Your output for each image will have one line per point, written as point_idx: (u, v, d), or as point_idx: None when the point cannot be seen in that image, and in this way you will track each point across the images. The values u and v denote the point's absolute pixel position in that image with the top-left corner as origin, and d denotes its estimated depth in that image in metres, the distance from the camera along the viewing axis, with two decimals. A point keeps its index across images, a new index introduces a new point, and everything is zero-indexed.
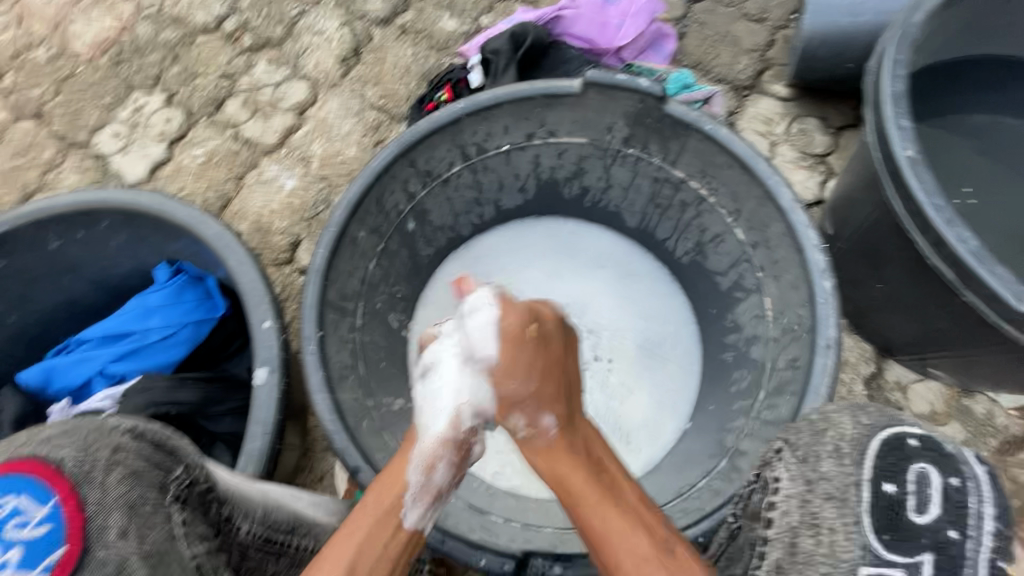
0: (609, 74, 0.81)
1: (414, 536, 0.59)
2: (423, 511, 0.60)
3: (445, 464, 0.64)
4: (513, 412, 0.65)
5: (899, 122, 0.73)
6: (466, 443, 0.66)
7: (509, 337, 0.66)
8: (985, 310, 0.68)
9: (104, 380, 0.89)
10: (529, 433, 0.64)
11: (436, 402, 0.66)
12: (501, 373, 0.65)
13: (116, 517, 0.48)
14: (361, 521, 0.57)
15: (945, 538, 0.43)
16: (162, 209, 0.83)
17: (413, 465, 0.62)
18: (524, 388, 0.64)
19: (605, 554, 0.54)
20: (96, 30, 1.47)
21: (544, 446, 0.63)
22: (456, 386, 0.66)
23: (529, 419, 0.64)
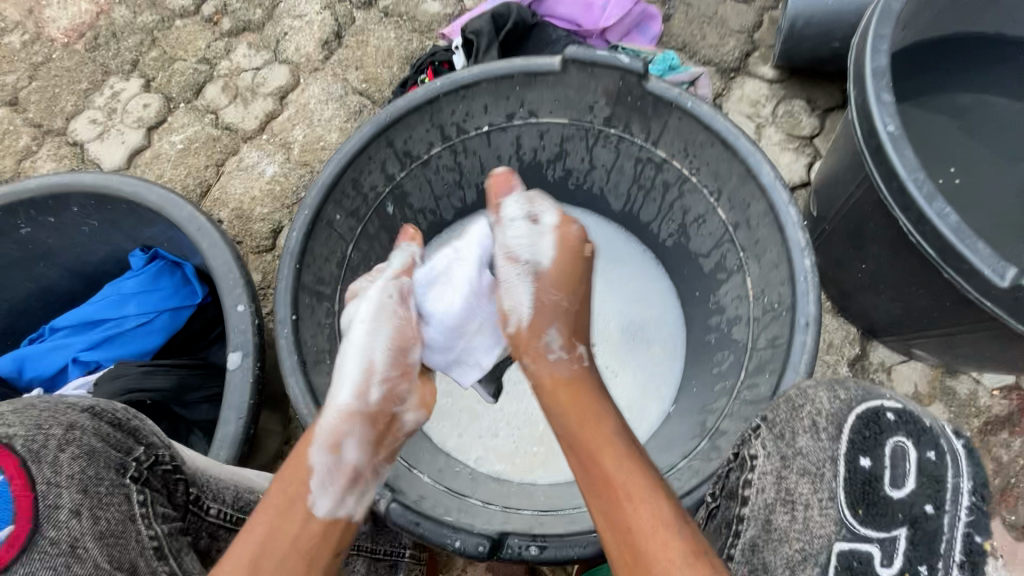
0: (589, 51, 0.80)
1: (330, 522, 0.56)
2: (336, 494, 0.57)
3: (355, 443, 0.60)
4: (548, 327, 0.69)
5: (881, 97, 0.72)
6: (380, 418, 0.62)
7: (566, 244, 0.71)
8: (965, 287, 0.67)
9: (79, 367, 0.88)
10: (560, 355, 0.68)
11: (337, 380, 0.63)
12: (549, 281, 0.69)
13: (69, 496, 0.47)
14: (262, 516, 0.55)
15: (922, 512, 0.51)
16: (134, 192, 0.81)
17: (316, 447, 0.59)
18: (562, 301, 0.70)
19: (624, 495, 0.55)
20: (71, 15, 1.43)
21: (568, 370, 0.67)
22: (349, 361, 0.63)
23: (564, 341, 0.68)
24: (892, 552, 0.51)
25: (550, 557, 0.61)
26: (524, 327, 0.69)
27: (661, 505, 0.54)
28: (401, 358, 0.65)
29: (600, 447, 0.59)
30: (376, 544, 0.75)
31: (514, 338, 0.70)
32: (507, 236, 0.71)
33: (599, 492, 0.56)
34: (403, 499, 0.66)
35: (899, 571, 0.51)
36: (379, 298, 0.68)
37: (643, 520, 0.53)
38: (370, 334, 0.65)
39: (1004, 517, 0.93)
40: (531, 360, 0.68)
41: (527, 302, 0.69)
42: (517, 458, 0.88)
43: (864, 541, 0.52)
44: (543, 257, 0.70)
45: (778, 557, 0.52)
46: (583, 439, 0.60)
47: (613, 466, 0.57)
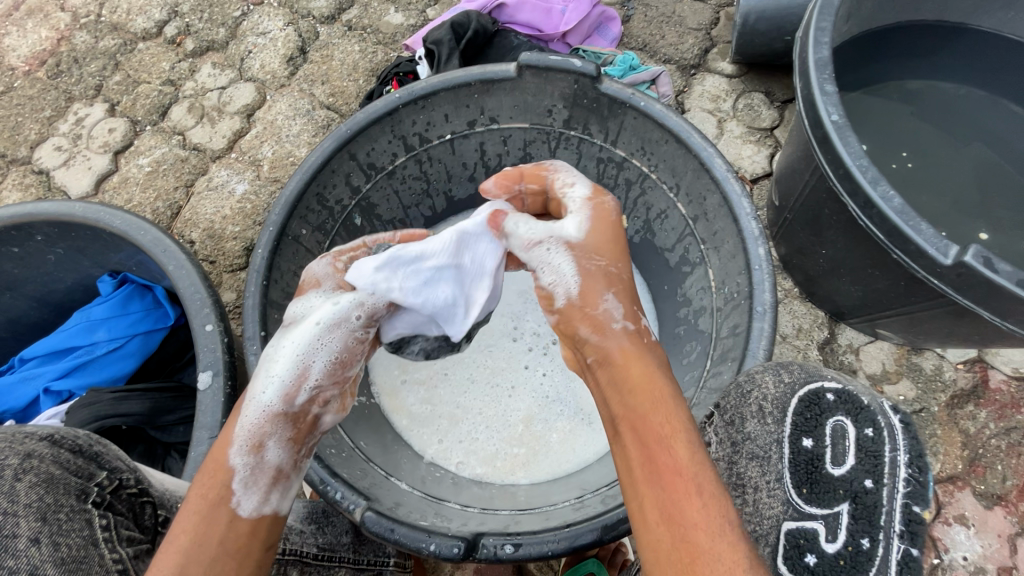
0: (542, 55, 0.81)
1: (257, 519, 0.54)
2: (259, 495, 0.55)
3: (277, 443, 0.58)
4: (604, 294, 0.60)
5: (825, 88, 0.74)
6: (301, 418, 0.60)
7: (606, 219, 0.66)
8: (914, 267, 0.70)
9: (51, 397, 0.87)
10: (625, 326, 0.59)
11: (265, 377, 0.60)
12: (587, 248, 0.63)
13: (27, 525, 0.47)
14: (179, 530, 0.52)
15: (861, 486, 0.56)
16: (96, 218, 0.81)
17: (237, 448, 0.56)
18: (608, 266, 0.62)
19: (694, 486, 0.48)
20: (32, 43, 1.42)
21: (625, 345, 0.57)
22: (285, 361, 0.60)
23: (628, 312, 0.60)
24: (837, 528, 0.56)
25: (526, 553, 0.62)
26: (575, 297, 0.61)
27: (718, 500, 0.48)
28: (342, 371, 0.63)
29: (670, 433, 0.50)
30: (358, 554, 0.75)
31: (565, 312, 0.61)
32: (517, 233, 0.67)
33: (664, 481, 0.49)
34: (378, 507, 0.66)
35: (844, 545, 0.55)
36: (338, 313, 0.64)
37: (707, 512, 0.47)
38: (321, 337, 0.62)
39: (974, 487, 0.95)
40: (589, 331, 0.59)
41: (570, 270, 0.62)
42: (499, 460, 0.88)
43: (810, 519, 0.57)
44: (571, 228, 0.65)
45: None
46: (642, 418, 0.52)
47: (684, 453, 0.49)
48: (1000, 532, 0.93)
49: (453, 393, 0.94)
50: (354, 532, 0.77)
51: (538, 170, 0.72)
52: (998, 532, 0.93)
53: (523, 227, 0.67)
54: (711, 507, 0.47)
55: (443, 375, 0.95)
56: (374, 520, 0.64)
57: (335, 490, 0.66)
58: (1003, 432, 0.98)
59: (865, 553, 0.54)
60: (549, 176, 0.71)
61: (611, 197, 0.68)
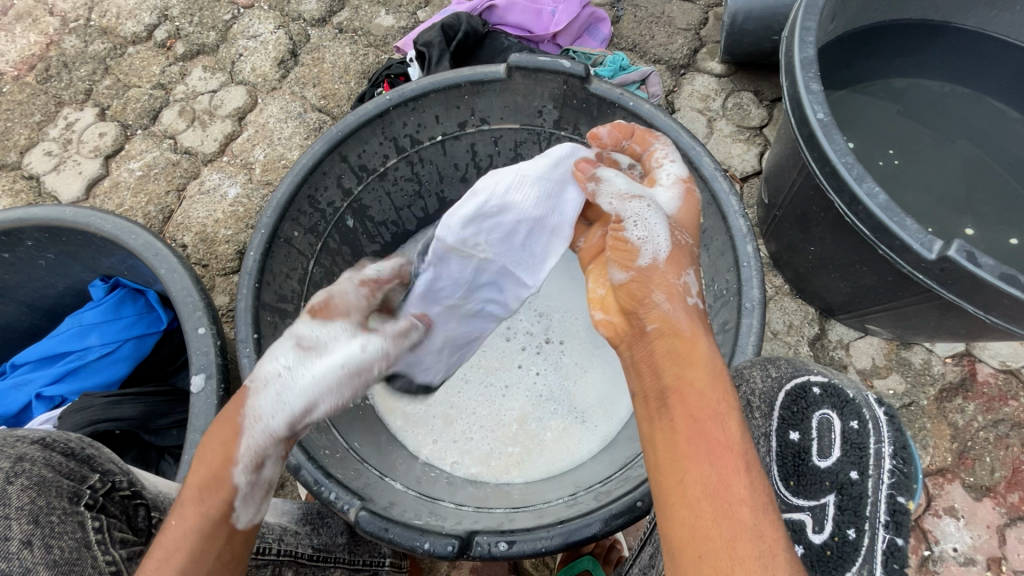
0: (532, 57, 0.82)
1: (250, 530, 0.56)
2: (257, 507, 0.56)
3: (276, 461, 0.57)
4: (687, 270, 0.59)
5: (810, 87, 0.75)
6: (297, 438, 0.59)
7: (691, 199, 0.66)
8: (899, 262, 0.71)
9: (43, 403, 0.87)
10: (697, 303, 0.58)
11: (279, 404, 0.55)
12: (680, 221, 0.64)
13: (19, 528, 0.46)
14: (171, 549, 0.51)
15: (847, 478, 0.56)
16: (87, 223, 0.81)
17: (242, 466, 0.54)
18: (692, 247, 0.61)
19: (745, 462, 0.49)
20: (21, 48, 1.42)
21: (690, 320, 0.56)
22: (303, 392, 0.56)
23: (701, 292, 0.59)
24: (823, 519, 0.56)
25: (520, 550, 0.62)
26: (661, 261, 0.59)
27: (763, 482, 0.49)
28: (346, 403, 0.60)
29: (724, 412, 0.51)
30: (353, 555, 0.76)
31: (645, 271, 0.59)
32: (609, 187, 0.69)
33: (716, 455, 0.49)
34: (372, 507, 0.67)
35: (830, 536, 0.55)
36: (364, 360, 0.58)
37: (755, 491, 0.48)
38: (336, 381, 0.57)
39: (963, 479, 0.96)
40: (664, 297, 0.57)
41: (664, 234, 0.60)
42: (494, 459, 0.89)
43: (797, 511, 0.58)
44: (666, 198, 0.66)
45: None
46: (695, 393, 0.52)
47: (737, 434, 0.50)
48: (989, 523, 0.94)
49: (447, 393, 0.94)
50: (350, 533, 0.78)
51: (647, 136, 0.74)
52: (988, 523, 0.94)
53: (611, 183, 0.69)
54: (756, 488, 0.48)
55: None
56: (368, 519, 0.64)
57: (330, 491, 0.66)
58: (990, 424, 0.99)
59: (851, 544, 0.53)
60: (654, 143, 0.73)
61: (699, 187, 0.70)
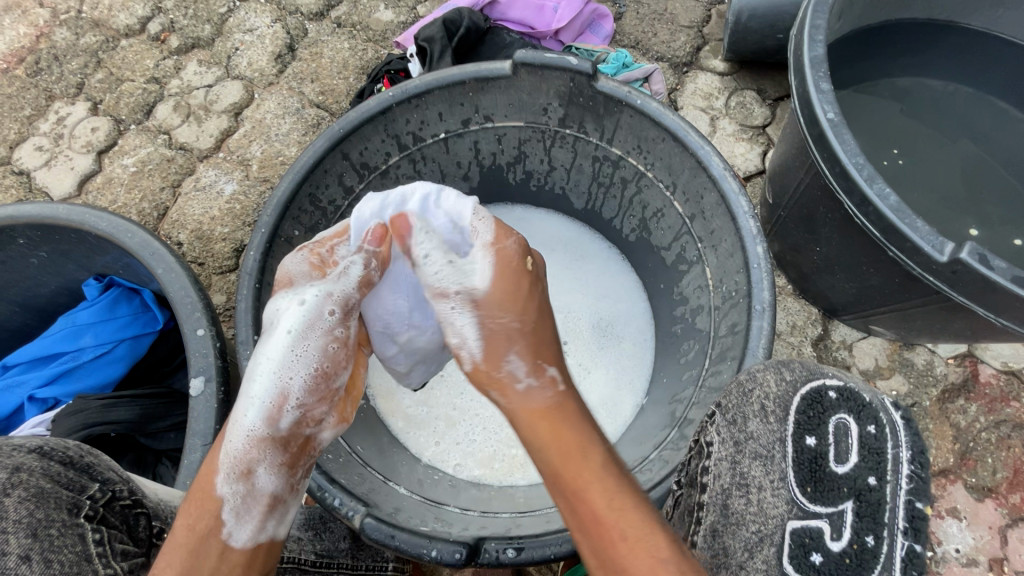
0: (538, 53, 0.80)
1: (252, 550, 0.54)
2: (253, 524, 0.54)
3: (269, 468, 0.56)
4: (506, 357, 0.63)
5: (820, 87, 0.75)
6: (293, 442, 0.58)
7: (508, 265, 0.65)
8: (909, 264, 0.70)
9: (36, 406, 0.85)
10: (529, 385, 0.61)
11: (245, 399, 0.57)
12: (492, 306, 0.64)
13: (17, 542, 0.44)
14: (172, 547, 0.51)
15: (865, 484, 0.55)
16: (82, 221, 0.79)
17: (225, 475, 0.55)
18: (513, 324, 0.63)
19: (618, 533, 0.51)
20: (10, 40, 1.38)
21: (537, 399, 0.61)
22: (263, 379, 0.57)
23: (529, 367, 0.62)
24: (842, 526, 0.55)
25: (528, 557, 0.61)
26: (480, 361, 0.63)
27: (646, 538, 0.50)
28: (326, 382, 0.60)
29: (585, 485, 0.54)
30: (356, 560, 0.75)
31: (472, 374, 0.64)
32: (426, 274, 0.67)
33: (590, 532, 0.52)
34: (377, 513, 0.65)
35: (849, 543, 0.54)
36: (308, 313, 0.60)
37: (637, 557, 0.50)
38: (296, 345, 0.59)
39: (965, 480, 0.96)
40: (499, 394, 0.63)
41: (472, 332, 0.64)
42: (497, 461, 0.88)
43: (815, 518, 0.55)
44: (477, 281, 0.65)
45: (737, 541, 0.55)
46: (558, 471, 0.55)
47: (603, 503, 0.53)
48: (991, 524, 0.94)
49: (449, 394, 0.93)
50: (352, 538, 0.77)
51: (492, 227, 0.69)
52: (989, 524, 0.94)
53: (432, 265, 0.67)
54: (638, 551, 0.50)
55: (438, 378, 0.94)
56: (374, 526, 0.63)
57: (334, 497, 0.65)
58: (992, 425, 0.99)
59: (871, 551, 0.53)
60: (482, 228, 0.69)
61: (514, 240, 0.68)
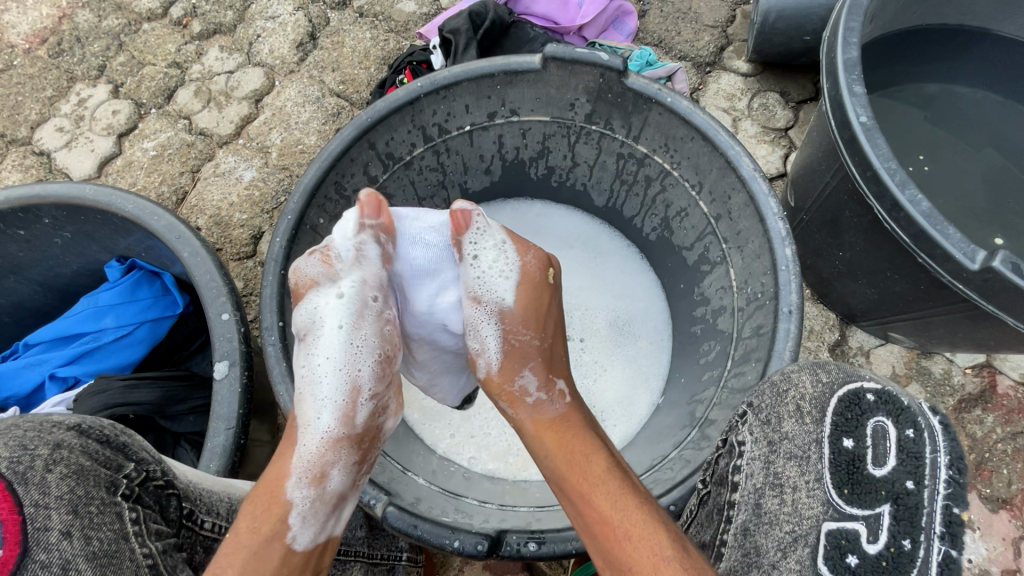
0: (569, 48, 0.80)
1: (314, 551, 0.55)
2: (318, 526, 0.55)
3: (341, 470, 0.57)
4: (519, 372, 0.64)
5: (854, 90, 0.74)
6: (366, 439, 0.59)
7: (530, 283, 0.65)
8: (939, 271, 0.70)
9: (57, 384, 0.85)
10: (538, 398, 0.63)
11: (315, 402, 0.58)
12: (516, 321, 0.64)
13: (59, 518, 0.46)
14: (236, 546, 0.52)
15: (903, 488, 0.51)
16: (108, 202, 0.79)
17: (294, 480, 0.55)
18: (532, 341, 0.64)
19: (621, 533, 0.52)
20: (33, 20, 1.39)
21: (541, 417, 0.62)
22: (334, 379, 0.58)
23: (541, 382, 0.63)
24: (878, 530, 0.51)
25: (550, 551, 0.61)
26: (495, 372, 0.64)
27: (655, 534, 0.52)
28: (390, 367, 0.61)
29: (590, 491, 0.55)
30: (373, 548, 0.76)
31: (485, 384, 0.66)
32: (472, 274, 0.65)
33: (596, 535, 0.54)
34: (399, 502, 0.65)
35: (885, 547, 0.50)
36: (353, 304, 0.60)
37: (641, 554, 0.51)
38: (352, 336, 0.59)
39: (980, 491, 0.96)
40: (507, 405, 0.64)
41: (494, 344, 0.64)
42: (513, 454, 0.88)
43: (851, 520, 0.52)
44: (506, 292, 0.64)
45: (769, 540, 0.55)
46: (567, 479, 0.57)
47: (607, 505, 0.54)
48: (1004, 536, 0.94)
49: None
50: (369, 526, 0.78)
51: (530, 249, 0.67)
52: (1003, 535, 0.94)
53: (479, 268, 0.65)
54: (647, 549, 0.51)
55: None
56: (397, 516, 0.63)
57: None
58: (1009, 437, 0.98)
59: (907, 556, 0.49)
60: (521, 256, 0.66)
61: (532, 254, 0.66)
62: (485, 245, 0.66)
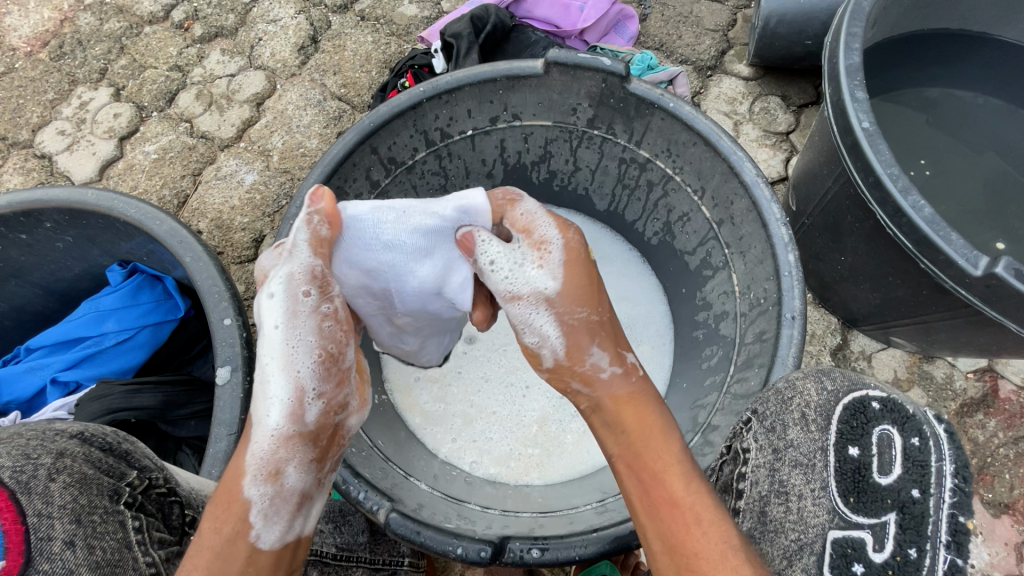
0: (571, 53, 0.80)
1: (280, 550, 0.55)
2: (281, 526, 0.54)
3: (298, 467, 0.56)
4: (591, 350, 0.63)
5: (856, 95, 0.74)
6: (321, 435, 0.57)
7: (575, 259, 0.63)
8: (942, 277, 0.70)
9: (58, 389, 0.85)
10: (612, 373, 0.62)
11: (264, 399, 0.55)
12: (567, 302, 0.62)
13: (62, 527, 0.45)
14: (199, 549, 0.52)
15: (909, 497, 0.49)
16: (110, 207, 0.79)
17: (252, 479, 0.54)
18: (590, 317, 0.63)
19: (692, 516, 0.51)
20: (34, 23, 1.39)
21: (616, 391, 0.61)
22: (278, 378, 0.55)
23: (613, 357, 0.63)
24: (884, 538, 0.50)
25: (554, 557, 0.61)
26: (563, 357, 0.63)
27: (723, 522, 0.50)
28: (336, 364, 0.58)
29: (662, 468, 0.54)
30: (374, 554, 0.75)
31: (556, 372, 0.64)
32: (496, 278, 0.64)
33: (661, 512, 0.52)
34: (402, 508, 0.65)
35: (891, 555, 0.49)
36: (291, 298, 0.57)
37: (710, 540, 0.50)
38: (290, 335, 0.56)
39: (982, 495, 0.96)
40: (581, 384, 0.63)
41: (553, 331, 0.63)
42: (515, 459, 0.88)
43: (856, 529, 0.51)
44: (547, 280, 0.62)
45: (775, 548, 0.55)
46: (637, 453, 0.56)
47: (680, 486, 0.53)
48: (1007, 540, 0.94)
49: (466, 392, 0.93)
50: (370, 532, 0.78)
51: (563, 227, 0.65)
52: (1005, 540, 0.94)
53: (502, 270, 0.64)
54: (712, 535, 0.50)
55: (456, 374, 0.94)
56: (399, 522, 0.63)
57: (358, 491, 0.65)
58: (1011, 441, 0.98)
59: (914, 564, 0.48)
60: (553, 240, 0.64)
61: (575, 231, 0.65)
62: (498, 252, 0.65)
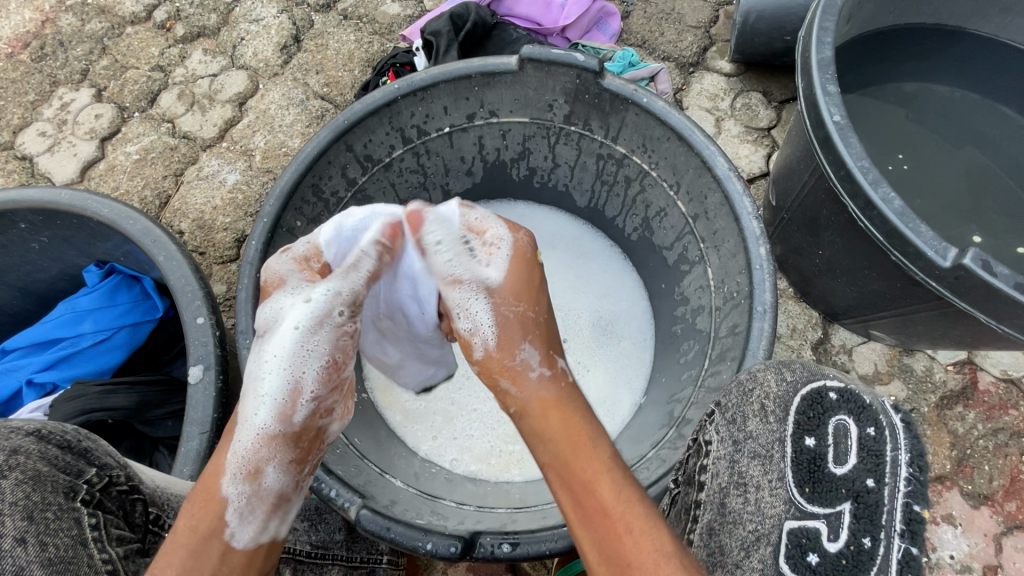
0: (544, 49, 0.80)
1: (252, 549, 0.54)
2: (257, 524, 0.54)
3: (277, 466, 0.56)
4: (522, 345, 0.61)
5: (827, 88, 0.75)
6: (305, 437, 0.57)
7: (522, 256, 0.64)
8: (912, 269, 0.70)
9: (34, 391, 0.85)
10: (542, 373, 0.60)
11: (256, 397, 0.56)
12: (507, 295, 0.62)
13: (13, 524, 0.45)
14: (174, 545, 0.52)
15: (863, 486, 0.52)
16: (83, 206, 0.79)
17: (231, 477, 0.54)
18: (526, 312, 0.62)
19: (625, 527, 0.50)
20: (15, 24, 1.38)
21: (541, 395, 0.59)
22: (275, 378, 0.57)
23: (544, 357, 0.61)
24: (838, 528, 0.51)
25: (523, 553, 0.61)
26: (493, 349, 0.61)
27: (656, 530, 0.51)
28: (338, 372, 0.59)
29: (593, 479, 0.53)
30: (351, 552, 0.76)
31: (482, 365, 0.62)
32: (439, 262, 0.64)
33: (595, 525, 0.51)
34: (373, 505, 0.65)
35: (845, 544, 0.50)
36: (315, 310, 0.59)
37: (641, 549, 0.49)
38: (306, 341, 0.58)
39: (962, 487, 0.96)
40: (510, 383, 0.60)
41: (487, 320, 0.61)
42: (495, 456, 0.88)
43: (812, 518, 0.53)
44: (492, 270, 0.63)
45: (733, 539, 0.54)
46: (567, 464, 0.54)
47: (609, 495, 0.52)
48: (986, 532, 0.94)
49: (447, 390, 0.93)
50: (347, 529, 0.78)
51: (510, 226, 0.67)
52: (984, 531, 0.94)
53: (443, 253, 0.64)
54: (644, 544, 0.50)
55: None
56: (370, 518, 0.63)
57: (330, 488, 0.65)
58: (990, 433, 0.99)
59: (866, 553, 0.49)
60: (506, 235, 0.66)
61: (524, 232, 0.67)
62: (443, 233, 0.65)
